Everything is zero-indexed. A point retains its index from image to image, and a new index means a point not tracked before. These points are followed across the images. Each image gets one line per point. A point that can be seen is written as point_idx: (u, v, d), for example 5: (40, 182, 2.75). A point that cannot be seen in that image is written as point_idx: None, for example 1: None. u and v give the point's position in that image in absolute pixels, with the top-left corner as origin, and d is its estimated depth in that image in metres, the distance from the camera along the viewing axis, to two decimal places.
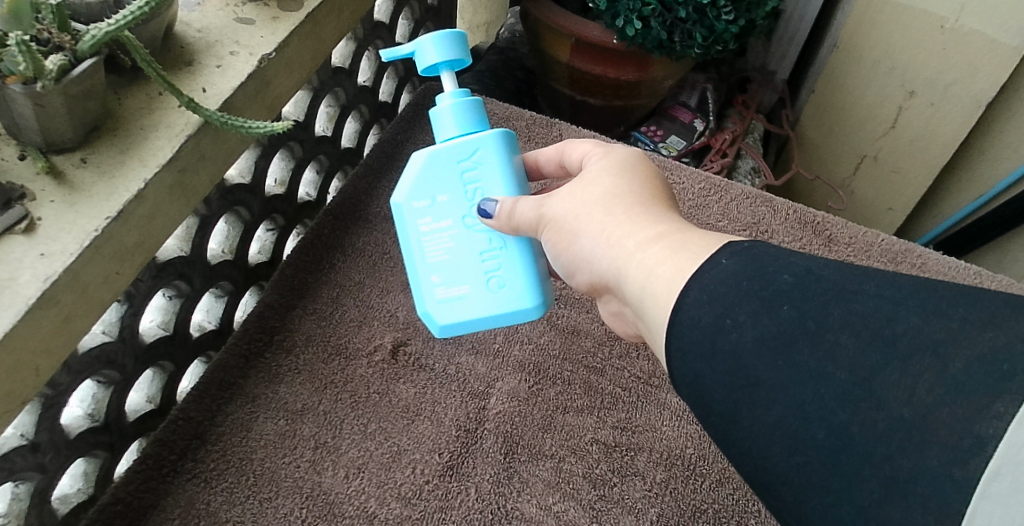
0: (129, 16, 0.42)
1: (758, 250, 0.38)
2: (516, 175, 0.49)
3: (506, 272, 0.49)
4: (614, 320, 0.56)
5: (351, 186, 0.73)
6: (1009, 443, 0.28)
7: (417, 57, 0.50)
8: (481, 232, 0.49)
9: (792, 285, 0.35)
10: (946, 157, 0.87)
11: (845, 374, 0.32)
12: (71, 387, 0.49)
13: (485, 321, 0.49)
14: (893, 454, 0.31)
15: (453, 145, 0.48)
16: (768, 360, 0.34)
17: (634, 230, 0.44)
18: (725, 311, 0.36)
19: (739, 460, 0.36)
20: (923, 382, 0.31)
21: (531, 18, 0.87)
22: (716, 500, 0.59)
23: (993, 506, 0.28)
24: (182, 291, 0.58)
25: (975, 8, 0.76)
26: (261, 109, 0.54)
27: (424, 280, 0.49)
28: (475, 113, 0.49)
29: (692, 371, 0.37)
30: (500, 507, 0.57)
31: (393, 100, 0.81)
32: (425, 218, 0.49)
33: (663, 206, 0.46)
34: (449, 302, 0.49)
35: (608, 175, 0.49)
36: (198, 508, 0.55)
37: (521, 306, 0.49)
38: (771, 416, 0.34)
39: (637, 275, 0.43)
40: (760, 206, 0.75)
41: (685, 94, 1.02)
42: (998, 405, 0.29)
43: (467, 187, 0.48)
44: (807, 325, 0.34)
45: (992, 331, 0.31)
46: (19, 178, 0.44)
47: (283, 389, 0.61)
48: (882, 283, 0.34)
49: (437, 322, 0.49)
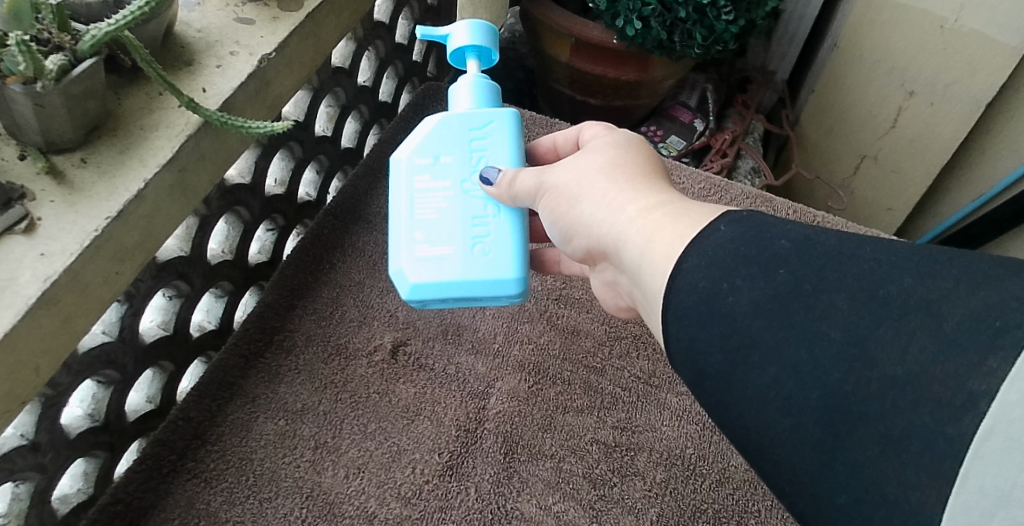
0: (129, 16, 0.42)
1: (757, 218, 0.38)
2: (521, 152, 0.50)
3: (494, 240, 0.48)
4: (605, 291, 0.56)
5: (351, 186, 0.73)
6: (1002, 403, 0.28)
7: (449, 39, 0.52)
8: (477, 198, 0.49)
9: (788, 251, 0.35)
10: (947, 156, 0.87)
11: (840, 333, 0.32)
12: (70, 386, 0.49)
13: (459, 288, 0.47)
14: (886, 413, 0.30)
15: (468, 112, 0.50)
16: (763, 322, 0.34)
17: (636, 197, 0.44)
18: (722, 275, 0.36)
19: (734, 431, 0.36)
20: (916, 341, 0.30)
21: (531, 18, 0.87)
22: (716, 500, 0.59)
23: (986, 466, 0.28)
24: (182, 291, 0.58)
25: (975, 7, 0.76)
26: (261, 108, 0.54)
27: (406, 237, 0.48)
28: (492, 94, 0.52)
29: (687, 337, 0.37)
30: (500, 507, 0.57)
31: (393, 100, 0.81)
32: (424, 175, 0.49)
33: (664, 180, 0.46)
34: (426, 261, 0.47)
35: (612, 147, 0.49)
36: (198, 508, 0.55)
37: (502, 276, 0.47)
38: (764, 378, 0.34)
39: (637, 240, 0.42)
40: (760, 205, 0.76)
41: (685, 93, 1.02)
42: (990, 362, 0.29)
43: (473, 154, 0.50)
44: (802, 287, 0.34)
45: (984, 290, 0.30)
46: (19, 178, 0.44)
47: (283, 389, 0.61)
48: (878, 249, 0.34)
49: (408, 281, 0.47)
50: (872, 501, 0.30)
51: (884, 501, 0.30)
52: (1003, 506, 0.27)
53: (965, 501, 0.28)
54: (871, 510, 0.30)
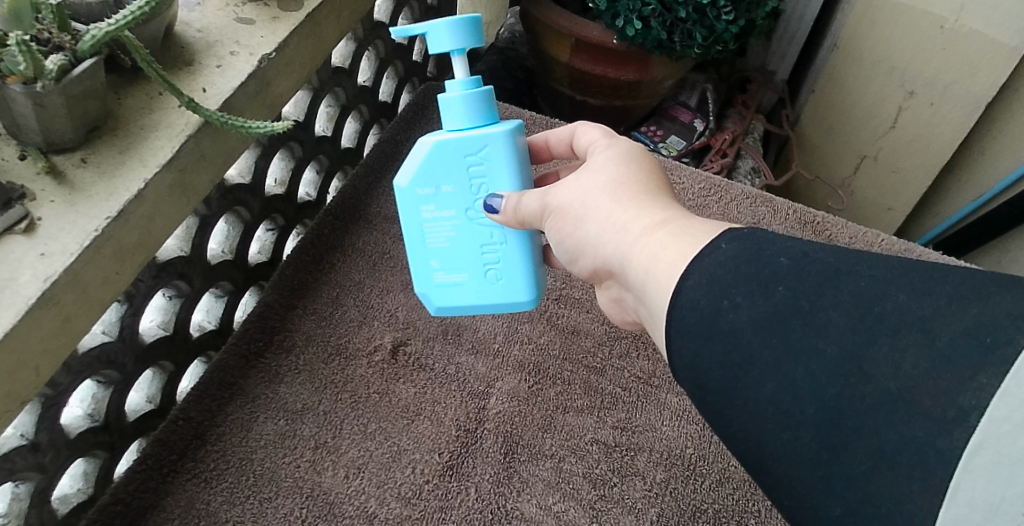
0: (129, 16, 0.42)
1: (757, 235, 0.38)
2: (523, 174, 0.49)
3: (504, 265, 0.50)
4: (612, 307, 0.56)
5: (351, 186, 0.73)
6: (990, 418, 0.28)
7: (429, 40, 0.46)
8: (484, 226, 0.49)
9: (788, 268, 0.35)
10: (946, 156, 0.87)
11: (837, 350, 0.32)
12: (70, 387, 0.49)
13: (479, 308, 0.51)
14: (880, 426, 0.30)
15: (462, 138, 0.47)
16: (762, 338, 0.34)
17: (641, 215, 0.44)
18: (722, 293, 0.36)
19: (733, 440, 0.36)
20: (910, 357, 0.31)
21: (531, 18, 0.87)
22: (716, 500, 0.59)
23: (975, 479, 0.28)
24: (182, 291, 0.58)
25: (975, 8, 0.76)
26: (261, 109, 0.54)
27: (424, 264, 0.51)
28: (483, 105, 0.48)
29: (691, 352, 0.37)
30: (501, 507, 0.57)
31: (392, 100, 0.80)
32: (428, 205, 0.49)
33: (667, 197, 0.46)
34: (446, 286, 0.51)
35: (615, 163, 0.48)
36: (198, 508, 0.55)
37: (516, 298, 0.51)
38: (763, 393, 0.34)
39: (641, 261, 0.42)
40: (760, 206, 0.76)
41: (685, 93, 1.02)
42: (981, 377, 0.29)
43: (472, 180, 0.48)
44: (800, 305, 0.34)
45: (977, 306, 0.30)
46: (19, 178, 0.44)
47: (283, 389, 0.61)
48: (875, 265, 0.34)
49: (434, 303, 0.52)
50: (867, 512, 0.30)
51: (879, 513, 0.30)
52: (993, 520, 0.27)
53: (956, 515, 0.28)
54: (868, 520, 0.30)
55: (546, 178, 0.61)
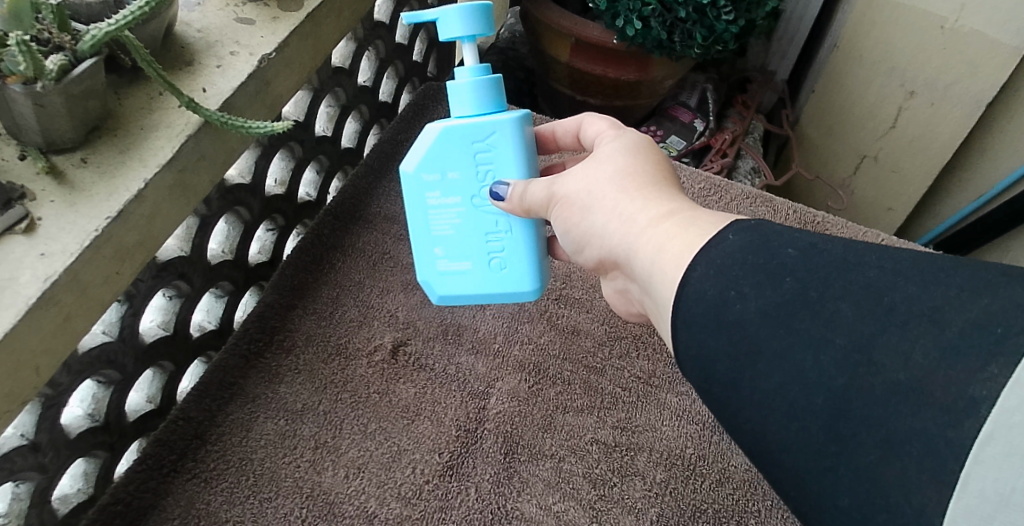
0: (129, 16, 0.42)
1: (763, 227, 0.38)
2: (529, 161, 0.49)
3: (509, 253, 0.50)
4: (616, 297, 0.56)
5: (351, 186, 0.73)
6: (1002, 409, 0.28)
7: (439, 26, 0.47)
8: (490, 213, 0.49)
9: (796, 259, 0.35)
10: (947, 158, 0.86)
11: (845, 340, 0.32)
12: (71, 386, 0.49)
13: (482, 297, 0.51)
14: (888, 418, 0.30)
15: (470, 124, 0.47)
16: (769, 330, 0.34)
17: (647, 207, 0.44)
18: (730, 283, 0.36)
19: (739, 433, 0.36)
20: (920, 347, 0.31)
21: (531, 18, 0.87)
22: (716, 500, 0.59)
23: (986, 470, 0.28)
24: (182, 291, 0.58)
25: (975, 7, 0.76)
26: (261, 108, 0.54)
27: (427, 251, 0.51)
28: (491, 92, 0.48)
29: (697, 343, 0.37)
30: (500, 508, 0.57)
31: (393, 100, 0.80)
32: (433, 192, 0.49)
33: (674, 188, 0.46)
34: (450, 274, 0.51)
35: (621, 153, 0.48)
36: (198, 508, 0.55)
37: (520, 287, 0.51)
38: (771, 383, 0.34)
39: (647, 253, 0.42)
40: (760, 205, 0.76)
41: (685, 93, 1.02)
42: (992, 368, 0.29)
43: (479, 168, 0.48)
44: (808, 295, 0.34)
45: (987, 298, 0.30)
46: (19, 178, 0.44)
47: (283, 389, 0.61)
48: (884, 257, 0.34)
49: (437, 291, 0.52)
50: (874, 504, 0.30)
51: (887, 504, 0.30)
52: (1002, 510, 0.27)
53: (966, 506, 0.28)
54: (875, 513, 0.30)
55: (551, 169, 0.61)
